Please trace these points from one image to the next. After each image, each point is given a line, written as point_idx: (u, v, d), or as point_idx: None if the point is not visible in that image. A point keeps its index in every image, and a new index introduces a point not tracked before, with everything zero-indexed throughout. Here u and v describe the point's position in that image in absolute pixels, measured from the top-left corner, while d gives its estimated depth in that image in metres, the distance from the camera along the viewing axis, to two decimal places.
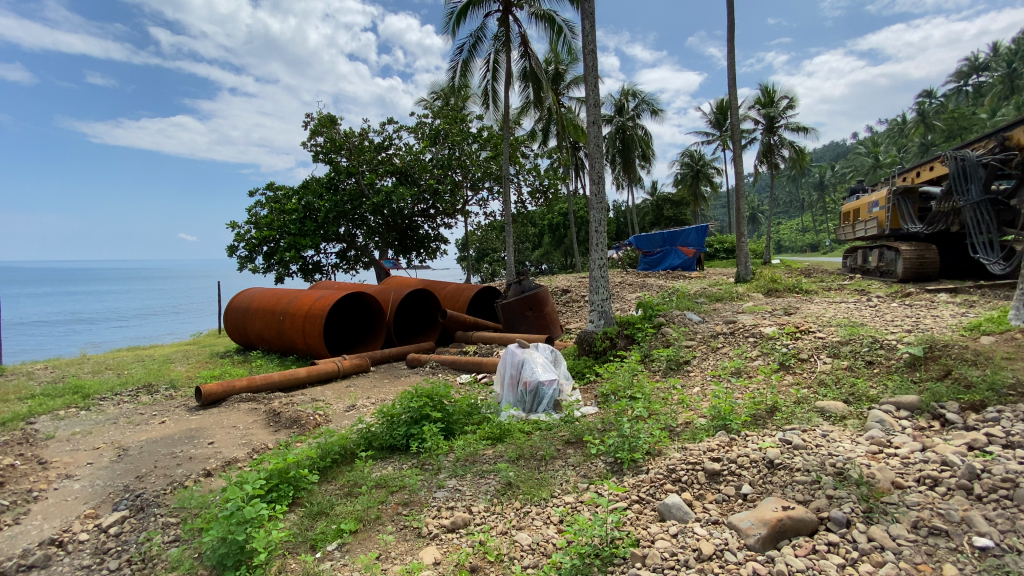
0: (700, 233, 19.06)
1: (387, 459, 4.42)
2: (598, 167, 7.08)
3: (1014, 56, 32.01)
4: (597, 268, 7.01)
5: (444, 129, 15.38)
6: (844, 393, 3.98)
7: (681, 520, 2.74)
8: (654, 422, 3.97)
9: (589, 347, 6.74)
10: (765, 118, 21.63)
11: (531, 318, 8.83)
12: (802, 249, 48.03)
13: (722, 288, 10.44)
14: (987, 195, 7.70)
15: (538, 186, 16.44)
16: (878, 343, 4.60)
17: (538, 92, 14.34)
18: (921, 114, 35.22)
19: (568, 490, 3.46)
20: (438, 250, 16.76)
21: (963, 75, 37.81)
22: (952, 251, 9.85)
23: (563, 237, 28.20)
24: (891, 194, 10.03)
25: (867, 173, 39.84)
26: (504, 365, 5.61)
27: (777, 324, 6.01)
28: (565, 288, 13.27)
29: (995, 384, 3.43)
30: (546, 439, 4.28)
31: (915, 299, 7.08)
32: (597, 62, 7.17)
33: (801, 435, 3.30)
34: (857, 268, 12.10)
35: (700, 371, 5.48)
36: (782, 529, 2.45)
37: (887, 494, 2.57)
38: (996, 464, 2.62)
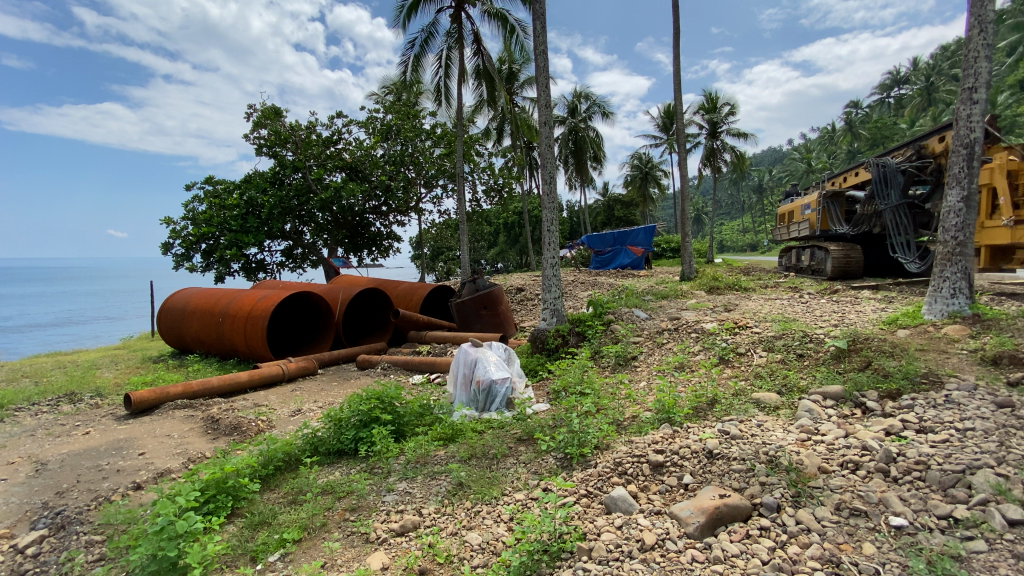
0: (649, 233, 19.57)
1: (334, 464, 4.28)
2: (550, 167, 7.14)
3: (931, 71, 34.85)
4: (549, 266, 7.04)
5: (396, 124, 15.06)
6: (778, 384, 4.22)
7: (626, 512, 2.81)
8: (603, 417, 4.06)
9: (541, 345, 6.79)
10: (708, 123, 22.57)
11: (485, 317, 8.80)
12: (743, 248, 50.65)
13: (668, 286, 10.68)
14: (904, 199, 8.41)
15: (493, 185, 16.39)
16: (809, 337, 4.89)
17: (492, 90, 14.33)
18: (848, 123, 37.87)
19: (519, 487, 3.47)
20: (390, 247, 16.47)
21: (885, 87, 40.98)
22: (874, 251, 10.62)
23: (518, 235, 28.36)
24: (821, 198, 10.70)
25: (801, 178, 42.45)
26: (457, 364, 5.56)
27: (717, 320, 6.31)
28: (518, 287, 13.29)
29: (910, 373, 3.73)
30: (498, 437, 4.28)
31: (840, 295, 7.62)
32: (549, 62, 7.23)
33: (738, 426, 3.47)
34: (791, 267, 12.85)
35: (646, 366, 5.65)
36: (719, 516, 2.55)
37: (814, 479, 2.73)
38: (909, 448, 2.84)
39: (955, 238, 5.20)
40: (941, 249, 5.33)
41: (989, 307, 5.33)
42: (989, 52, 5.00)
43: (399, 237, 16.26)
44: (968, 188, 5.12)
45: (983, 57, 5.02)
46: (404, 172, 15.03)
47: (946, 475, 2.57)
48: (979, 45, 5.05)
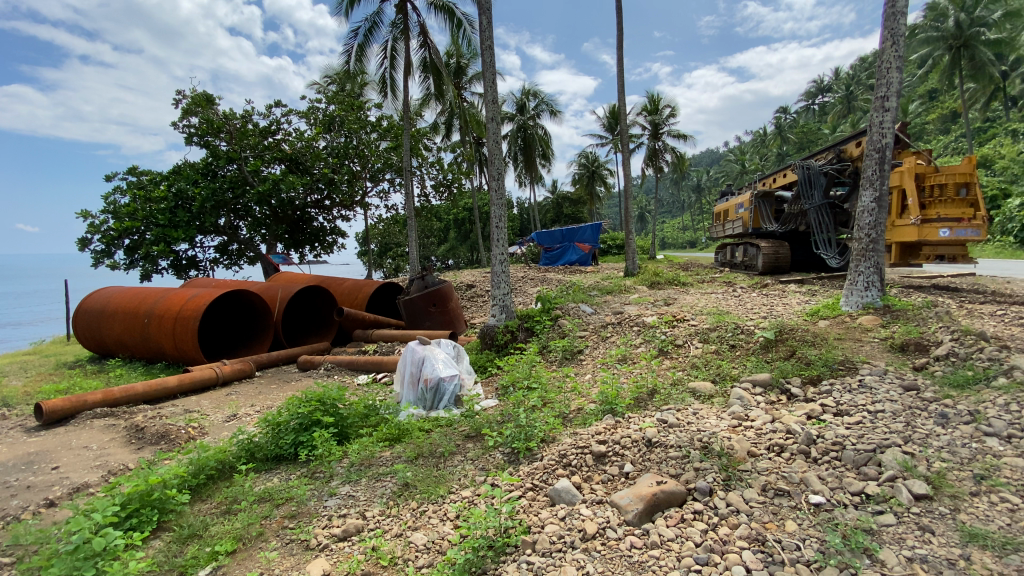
0: (596, 230, 20.05)
1: (272, 470, 4.08)
2: (498, 163, 7.13)
3: (850, 81, 37.72)
4: (498, 262, 7.03)
5: (339, 115, 14.53)
6: (712, 373, 4.44)
7: (569, 503, 2.86)
8: (549, 410, 4.12)
9: (491, 341, 6.78)
10: (650, 124, 23.35)
11: (434, 314, 8.67)
12: (684, 245, 53.03)
13: (612, 281, 10.98)
14: (826, 200, 9.07)
15: (441, 180, 16.17)
16: (740, 329, 5.17)
17: (439, 84, 14.14)
18: (778, 127, 40.33)
19: (466, 484, 3.45)
20: (334, 243, 15.93)
21: (811, 95, 44.01)
22: (801, 248, 11.35)
23: (468, 232, 28.21)
24: (753, 198, 11.33)
25: (735, 179, 44.88)
26: (403, 363, 5.43)
27: (658, 313, 6.56)
28: (468, 284, 13.19)
29: (829, 361, 4.03)
30: (445, 436, 4.23)
31: (769, 289, 8.12)
32: (495, 58, 7.21)
33: (675, 414, 3.62)
34: (727, 262, 13.54)
35: (591, 359, 5.78)
36: (657, 503, 2.65)
37: (743, 463, 2.89)
38: (827, 430, 3.07)
39: (869, 234, 5.64)
40: (857, 245, 5.77)
41: (897, 299, 5.84)
42: (899, 64, 5.44)
43: (344, 232, 15.75)
44: (880, 190, 5.58)
45: (894, 69, 5.46)
46: (348, 165, 14.56)
47: (859, 454, 2.79)
48: (890, 57, 5.49)
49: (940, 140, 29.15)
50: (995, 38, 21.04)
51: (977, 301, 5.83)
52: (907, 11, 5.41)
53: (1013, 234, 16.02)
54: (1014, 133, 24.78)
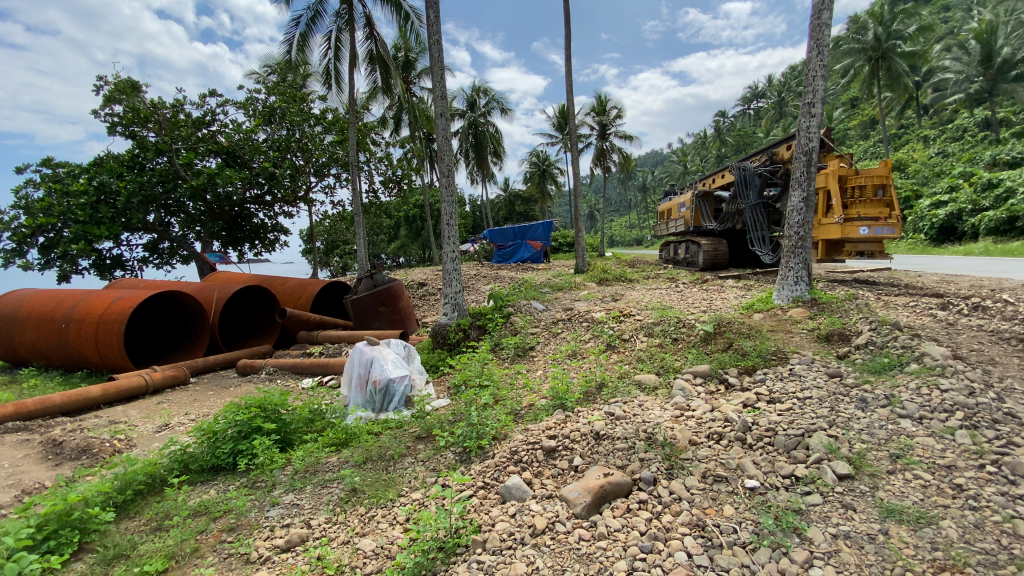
0: (547, 228, 20.30)
1: (208, 482, 3.85)
2: (447, 160, 7.03)
3: (782, 88, 40.10)
4: (449, 260, 6.94)
5: (280, 107, 13.87)
6: (656, 366, 4.59)
7: (520, 499, 2.87)
8: (501, 408, 4.12)
9: (442, 340, 6.69)
10: (598, 125, 23.85)
11: (383, 313, 8.45)
12: (631, 242, 54.76)
13: (563, 278, 11.18)
14: (760, 199, 9.60)
15: (390, 176, 15.80)
16: (682, 322, 5.38)
17: (387, 78, 13.82)
18: (717, 130, 42.32)
19: (416, 487, 3.39)
20: (276, 241, 15.25)
21: (747, 100, 46.43)
22: (738, 245, 11.95)
23: (419, 229, 27.79)
24: (694, 197, 11.80)
25: (679, 179, 46.74)
26: (351, 365, 5.27)
27: (606, 309, 6.72)
28: (419, 282, 12.98)
29: (762, 352, 4.26)
30: (395, 438, 4.14)
31: (709, 284, 8.51)
32: (443, 53, 7.11)
33: (622, 407, 3.73)
34: (670, 259, 14.07)
35: (542, 355, 5.84)
36: (604, 494, 2.71)
37: (685, 451, 3.01)
38: (761, 417, 3.25)
39: (797, 232, 6.02)
40: (788, 242, 6.13)
41: (823, 292, 6.27)
42: (824, 73, 5.82)
43: (287, 229, 15.09)
44: (807, 190, 5.96)
45: (819, 77, 5.83)
46: (290, 159, 13.97)
47: (790, 439, 2.96)
48: (816, 66, 5.85)
49: (861, 145, 31.58)
50: (908, 51, 22.92)
51: (891, 293, 6.36)
52: (830, 24, 5.79)
53: (922, 232, 17.61)
54: (924, 140, 27.18)
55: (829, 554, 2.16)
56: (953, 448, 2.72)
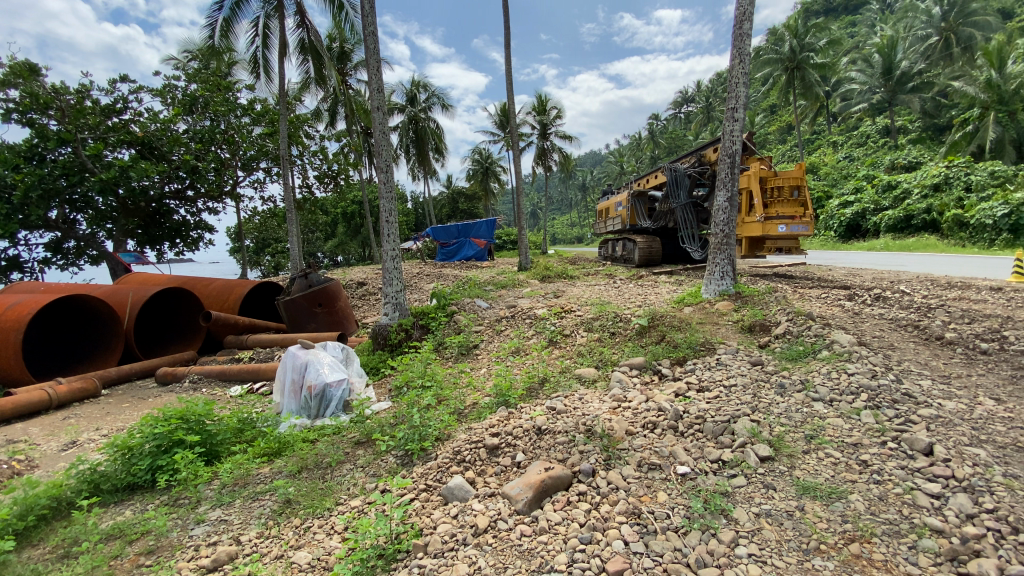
0: (490, 226, 20.31)
1: (123, 503, 3.52)
2: (385, 155, 6.83)
3: (709, 93, 42.39)
4: (389, 258, 6.76)
5: (203, 95, 12.93)
6: (595, 360, 4.72)
7: (462, 500, 2.85)
8: (444, 408, 4.07)
9: (383, 340, 6.49)
10: (539, 124, 24.11)
11: (320, 315, 8.08)
12: (571, 241, 55.95)
13: (506, 276, 11.26)
14: (690, 199, 10.10)
15: (326, 171, 15.15)
16: (618, 317, 5.56)
17: (320, 68, 13.25)
18: (651, 132, 44.07)
19: (355, 494, 3.28)
20: (200, 238, 14.23)
21: (678, 103, 48.69)
22: (671, 242, 12.50)
23: (358, 226, 26.93)
24: (629, 197, 12.21)
25: (616, 179, 48.28)
26: (283, 370, 5.00)
27: (547, 306, 6.82)
28: (358, 282, 12.59)
29: (692, 343, 4.48)
30: (333, 444, 3.99)
31: (644, 280, 8.83)
32: (379, 46, 6.90)
33: (563, 401, 3.81)
34: (608, 257, 14.50)
35: (486, 353, 5.83)
36: (545, 489, 2.75)
37: (621, 442, 3.11)
38: (691, 405, 3.42)
39: (723, 230, 6.37)
40: (715, 239, 6.47)
41: (747, 286, 6.68)
42: (745, 80, 6.20)
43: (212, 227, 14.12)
44: (731, 190, 6.32)
45: (741, 84, 6.20)
46: (214, 152, 13.07)
47: (717, 425, 3.13)
48: (739, 73, 6.21)
49: (779, 149, 34.03)
50: (819, 62, 24.90)
51: (806, 286, 6.89)
52: (750, 34, 6.17)
53: (832, 229, 19.30)
54: (833, 145, 29.69)
55: (752, 532, 2.30)
56: (859, 427, 2.98)
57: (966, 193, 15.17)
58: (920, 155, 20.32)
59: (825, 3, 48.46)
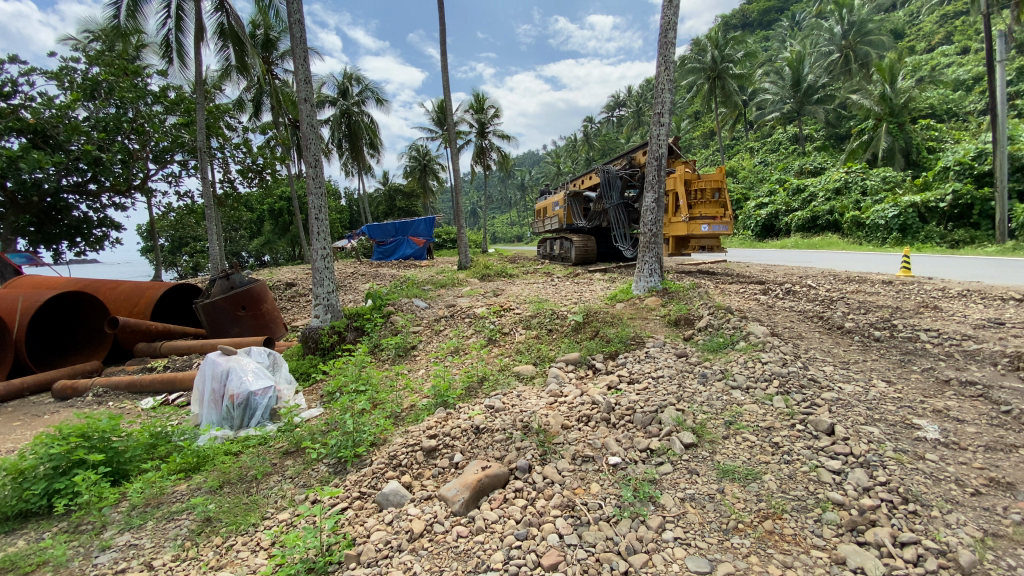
0: (428, 224, 20.01)
1: (10, 535, 3.12)
2: (313, 149, 6.53)
3: (639, 98, 44.14)
4: (319, 258, 6.47)
5: (107, 80, 11.74)
6: (534, 356, 4.78)
7: (397, 505, 2.78)
8: (379, 412, 3.96)
9: (314, 344, 6.19)
10: (477, 123, 24.04)
11: (244, 318, 7.60)
12: (511, 240, 56.27)
13: (445, 275, 11.15)
14: (622, 200, 10.48)
15: (250, 165, 14.24)
16: (555, 314, 5.67)
17: (242, 56, 12.44)
18: (585, 135, 45.25)
19: (283, 506, 3.11)
20: (105, 237, 12.92)
21: (610, 107, 50.30)
22: (605, 241, 12.88)
23: (287, 224, 25.58)
24: (566, 197, 12.45)
25: (553, 179, 49.13)
26: (202, 379, 4.66)
27: (486, 305, 6.82)
28: (287, 283, 11.97)
29: (624, 338, 4.65)
30: (258, 456, 3.77)
31: (580, 278, 9.08)
32: (305, 34, 6.58)
33: (501, 399, 3.84)
34: (547, 255, 14.74)
35: (424, 354, 5.74)
36: (482, 488, 2.74)
37: (557, 436, 3.18)
38: (622, 397, 3.57)
39: (651, 229, 6.65)
40: (644, 238, 6.74)
41: (674, 283, 7.02)
42: (670, 86, 6.52)
43: (120, 224, 12.87)
44: (658, 192, 6.62)
45: (667, 90, 6.51)
46: (120, 142, 11.92)
47: (646, 415, 3.27)
48: (664, 80, 6.51)
49: (703, 153, 36.09)
50: (737, 73, 26.65)
51: (726, 281, 7.35)
52: (675, 43, 6.48)
53: (750, 229, 20.78)
54: (750, 150, 31.90)
55: (677, 517, 2.42)
56: (772, 412, 3.22)
57: (863, 196, 16.81)
58: (824, 161, 22.31)
59: (742, 18, 52.01)
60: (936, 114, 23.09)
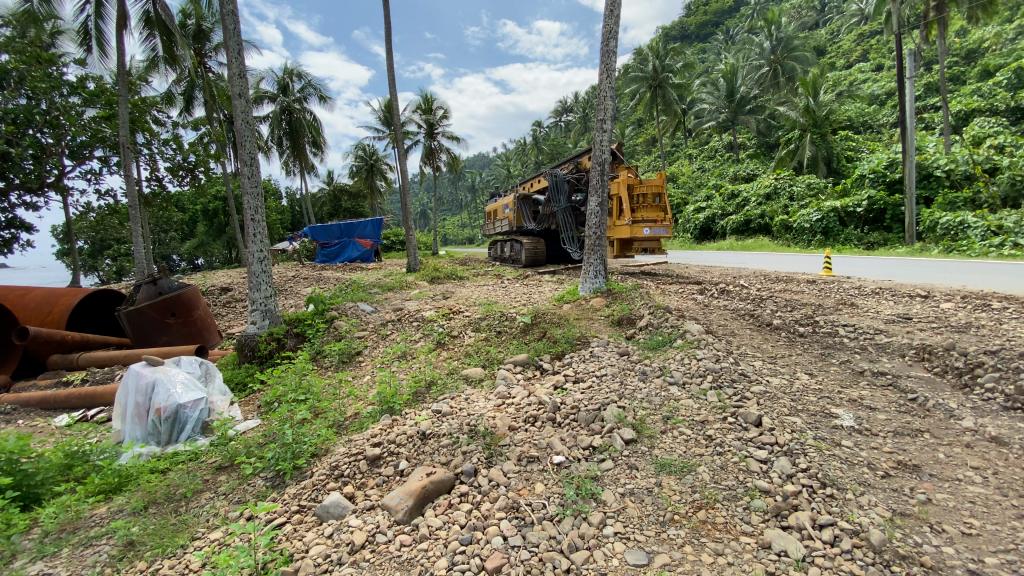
0: (376, 225, 19.56)
1: None
2: (249, 147, 6.22)
3: (586, 104, 45.22)
4: (255, 261, 6.18)
5: (15, 68, 10.70)
6: (482, 359, 4.78)
7: (338, 517, 2.70)
8: (321, 421, 3.83)
9: (250, 352, 5.91)
10: (425, 123, 23.74)
11: (174, 326, 7.13)
12: (462, 243, 56.03)
13: (393, 277, 10.97)
14: (569, 203, 10.72)
15: (180, 163, 13.39)
16: (504, 317, 5.70)
17: (171, 46, 11.69)
18: (535, 139, 45.83)
19: (215, 525, 2.94)
20: (12, 239, 11.74)
21: (559, 112, 51.23)
22: (555, 244, 13.09)
23: (223, 225, 24.21)
24: (515, 200, 12.55)
25: (503, 182, 49.38)
26: (125, 393, 4.32)
27: (435, 308, 6.76)
28: (223, 288, 11.33)
29: (569, 338, 4.74)
30: (188, 472, 3.55)
31: (529, 280, 9.17)
32: (239, 27, 6.26)
33: (449, 403, 3.81)
34: (498, 258, 14.81)
35: (370, 359, 5.61)
36: (426, 494, 2.71)
37: (503, 438, 3.20)
38: (567, 397, 3.64)
39: (596, 232, 6.82)
40: (590, 240, 6.90)
41: (618, 284, 7.22)
42: (612, 94, 6.71)
43: (30, 224, 11.74)
44: (602, 196, 6.80)
45: (609, 97, 6.70)
46: (31, 135, 10.88)
47: (590, 413, 3.35)
48: (606, 88, 6.70)
49: (647, 158, 37.46)
50: (677, 83, 27.85)
51: (667, 282, 7.65)
52: (616, 52, 6.68)
53: (689, 232, 21.75)
54: (690, 157, 33.40)
55: (617, 511, 2.49)
56: (706, 406, 3.38)
57: (790, 201, 18.02)
58: (756, 168, 23.72)
59: (680, 31, 54.60)
60: (854, 126, 25.07)
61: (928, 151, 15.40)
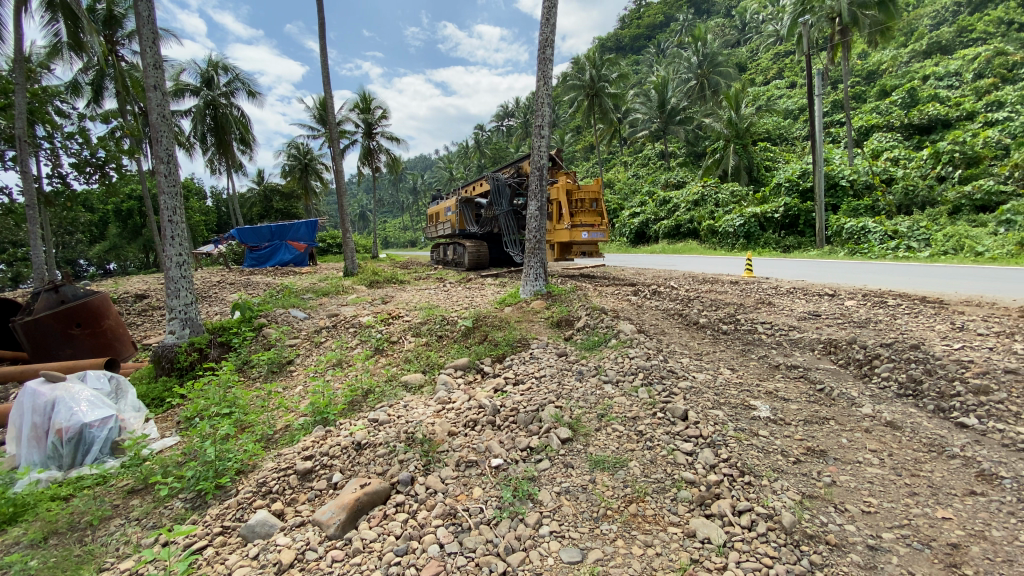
0: (310, 228, 18.81)
1: None
2: (166, 142, 5.78)
3: (526, 110, 45.94)
4: (174, 265, 5.75)
5: None
6: (422, 364, 4.71)
7: (265, 536, 2.58)
8: (247, 436, 3.63)
9: (169, 364, 5.49)
10: (363, 122, 23.10)
11: (79, 337, 6.50)
12: (402, 245, 55.01)
13: (330, 282, 10.57)
14: (511, 207, 10.84)
15: (87, 159, 12.23)
16: (445, 321, 5.67)
17: (77, 32, 10.67)
18: (477, 142, 45.91)
19: (125, 555, 2.69)
20: None
21: (500, 117, 51.66)
22: (497, 247, 13.13)
23: (139, 227, 22.32)
24: (458, 202, 12.50)
25: (444, 184, 49.06)
26: (19, 413, 3.88)
27: (373, 313, 6.60)
28: (139, 295, 10.44)
29: (509, 341, 4.79)
30: (95, 498, 3.24)
31: (471, 283, 9.14)
32: (153, 13, 5.81)
33: (386, 411, 3.73)
34: (440, 260, 14.66)
35: (303, 368, 5.38)
36: (360, 507, 2.65)
37: (441, 444, 3.17)
38: (506, 400, 3.66)
39: (536, 235, 6.92)
40: (529, 243, 6.98)
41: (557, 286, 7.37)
42: (549, 100, 6.84)
43: None
44: (541, 200, 6.90)
45: (546, 103, 6.82)
46: None
47: (528, 415, 3.40)
48: (544, 94, 6.82)
49: (585, 164, 38.54)
50: (612, 92, 28.88)
51: (604, 284, 7.90)
52: (552, 60, 6.82)
53: (625, 236, 22.55)
54: (625, 164, 34.71)
55: (553, 510, 2.55)
56: (637, 403, 3.52)
57: (716, 207, 19.17)
58: (685, 176, 25.05)
59: (615, 43, 56.81)
60: (772, 138, 27.09)
61: (835, 162, 16.89)
